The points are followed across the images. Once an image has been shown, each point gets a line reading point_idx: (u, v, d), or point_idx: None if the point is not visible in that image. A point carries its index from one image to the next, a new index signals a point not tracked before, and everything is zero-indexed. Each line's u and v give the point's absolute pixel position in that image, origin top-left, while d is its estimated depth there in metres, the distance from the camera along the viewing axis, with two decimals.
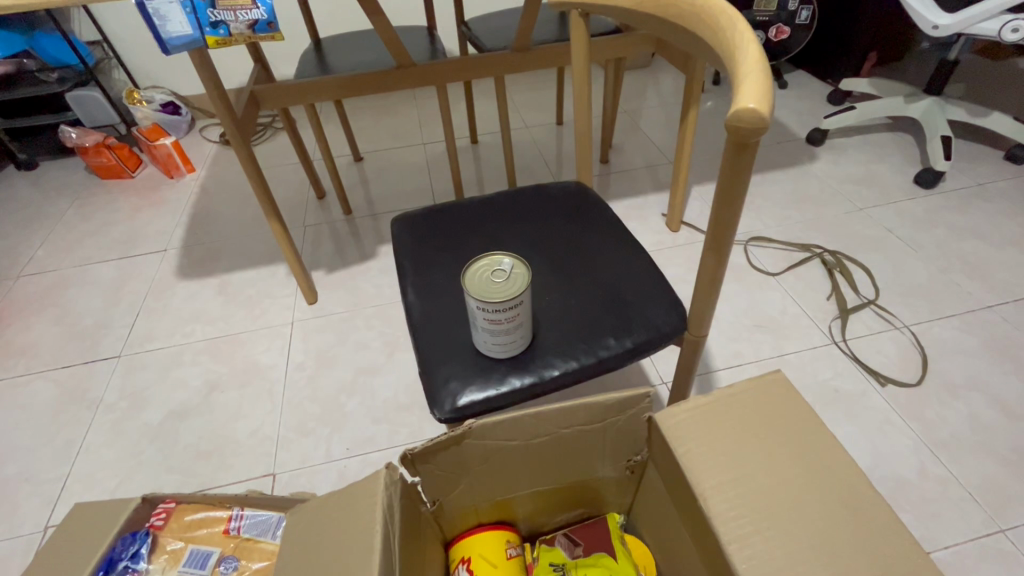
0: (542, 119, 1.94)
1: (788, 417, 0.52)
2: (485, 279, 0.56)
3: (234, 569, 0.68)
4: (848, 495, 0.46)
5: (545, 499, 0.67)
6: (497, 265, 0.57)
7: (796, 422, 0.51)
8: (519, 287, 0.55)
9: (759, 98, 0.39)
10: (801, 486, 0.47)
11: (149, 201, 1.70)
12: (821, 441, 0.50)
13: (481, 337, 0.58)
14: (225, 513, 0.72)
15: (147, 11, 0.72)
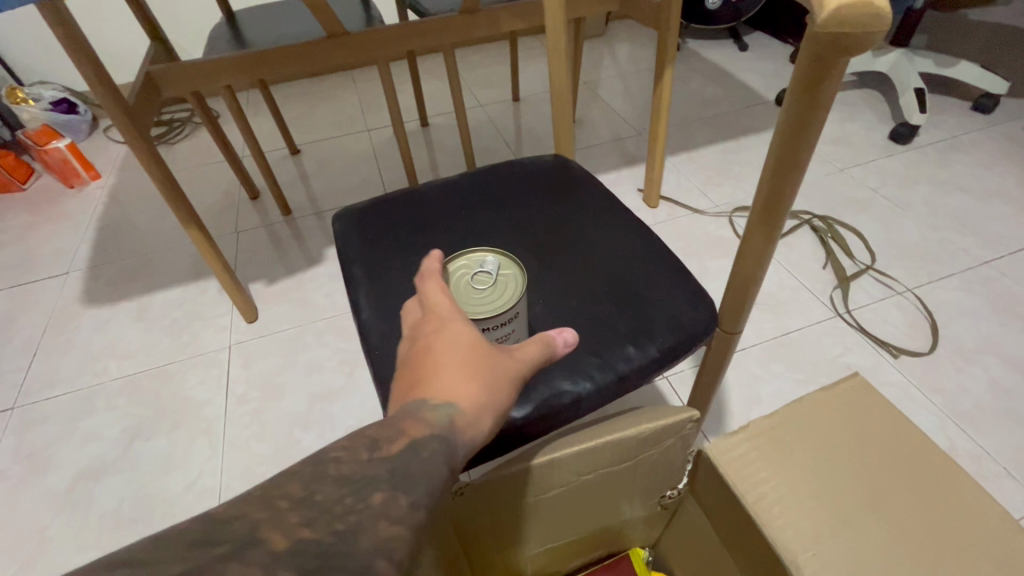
0: (496, 96, 1.79)
1: (850, 420, 0.48)
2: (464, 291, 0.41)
3: None
4: (942, 501, 0.42)
5: (559, 551, 0.54)
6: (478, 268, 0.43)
7: (860, 426, 0.47)
8: (510, 295, 0.41)
9: None
10: (888, 502, 0.43)
11: (45, 216, 1.44)
12: (892, 444, 0.46)
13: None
14: None
15: None
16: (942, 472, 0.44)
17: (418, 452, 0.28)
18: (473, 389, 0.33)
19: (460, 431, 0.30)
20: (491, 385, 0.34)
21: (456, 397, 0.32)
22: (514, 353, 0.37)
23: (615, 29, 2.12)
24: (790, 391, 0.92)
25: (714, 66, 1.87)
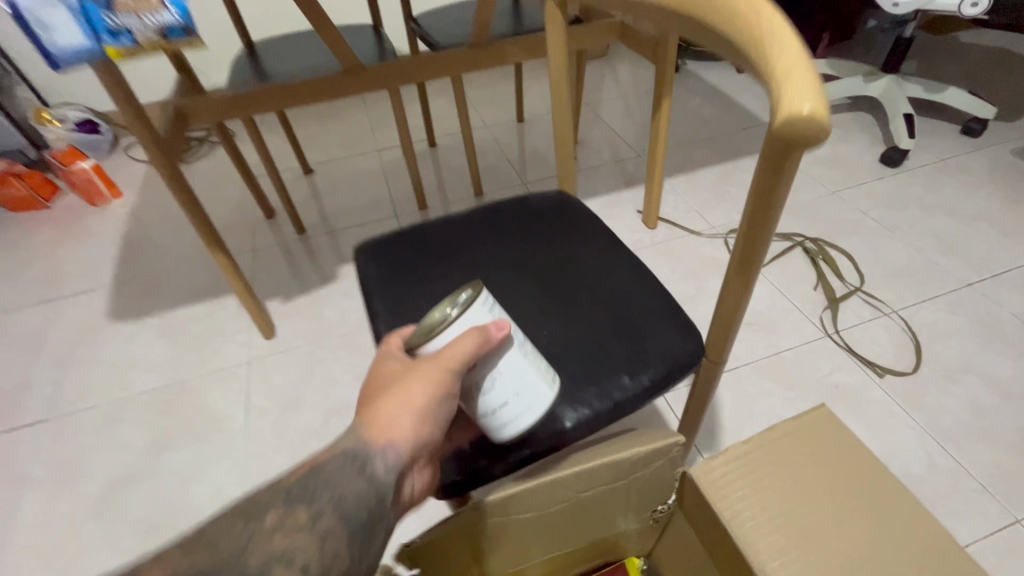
0: (501, 116, 1.85)
1: (822, 446, 0.53)
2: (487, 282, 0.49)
3: None
4: (897, 523, 0.48)
5: (561, 560, 0.59)
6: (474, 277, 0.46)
7: (840, 454, 0.52)
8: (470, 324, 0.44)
9: (814, 99, 0.31)
10: (849, 526, 0.48)
11: (71, 233, 1.51)
12: (858, 470, 0.51)
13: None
14: None
15: (22, 19, 0.55)
16: (907, 508, 0.48)
17: (322, 469, 0.39)
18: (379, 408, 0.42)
19: (370, 450, 0.40)
20: (402, 400, 0.41)
21: (370, 417, 0.42)
22: (444, 361, 0.42)
23: (617, 49, 2.18)
24: (779, 409, 0.97)
25: (712, 87, 1.93)
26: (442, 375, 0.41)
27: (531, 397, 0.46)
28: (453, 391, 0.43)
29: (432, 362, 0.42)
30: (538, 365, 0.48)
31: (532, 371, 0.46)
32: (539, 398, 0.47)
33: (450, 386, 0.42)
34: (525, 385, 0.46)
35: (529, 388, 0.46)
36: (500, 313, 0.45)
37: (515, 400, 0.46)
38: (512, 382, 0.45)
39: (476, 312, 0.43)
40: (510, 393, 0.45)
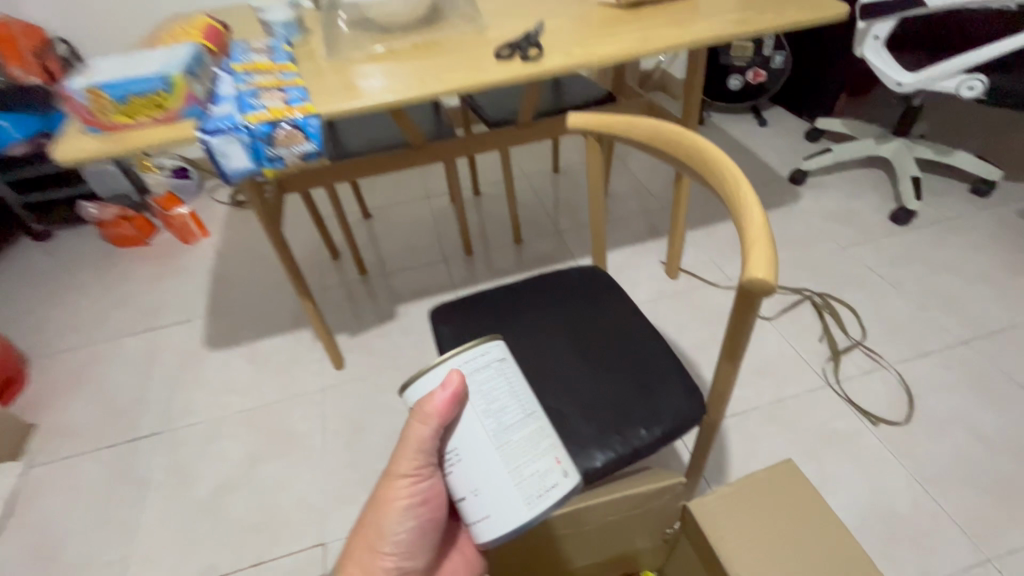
0: (539, 167, 2.05)
1: (796, 493, 0.65)
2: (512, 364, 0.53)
3: None
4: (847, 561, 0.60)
5: (589, 568, 0.75)
6: (487, 347, 0.52)
7: (814, 510, 0.64)
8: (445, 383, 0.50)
9: (767, 269, 0.48)
10: (806, 563, 0.61)
11: (169, 268, 1.76)
12: (823, 516, 0.64)
13: (560, 463, 0.51)
14: None
15: (211, 150, 0.75)
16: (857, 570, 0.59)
17: None
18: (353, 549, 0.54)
19: None
20: (368, 535, 0.53)
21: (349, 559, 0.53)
22: (394, 478, 0.51)
23: None
24: (781, 451, 1.10)
25: (735, 140, 2.09)
26: (399, 490, 0.51)
27: (492, 498, 0.49)
28: (410, 504, 0.52)
29: (389, 478, 0.52)
30: (519, 475, 0.49)
31: (501, 468, 0.49)
32: (504, 506, 0.49)
33: (402, 505, 0.52)
34: (489, 484, 0.49)
35: (490, 486, 0.49)
36: (480, 392, 0.50)
37: (478, 497, 0.49)
38: (476, 472, 0.49)
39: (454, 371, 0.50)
40: (474, 485, 0.50)
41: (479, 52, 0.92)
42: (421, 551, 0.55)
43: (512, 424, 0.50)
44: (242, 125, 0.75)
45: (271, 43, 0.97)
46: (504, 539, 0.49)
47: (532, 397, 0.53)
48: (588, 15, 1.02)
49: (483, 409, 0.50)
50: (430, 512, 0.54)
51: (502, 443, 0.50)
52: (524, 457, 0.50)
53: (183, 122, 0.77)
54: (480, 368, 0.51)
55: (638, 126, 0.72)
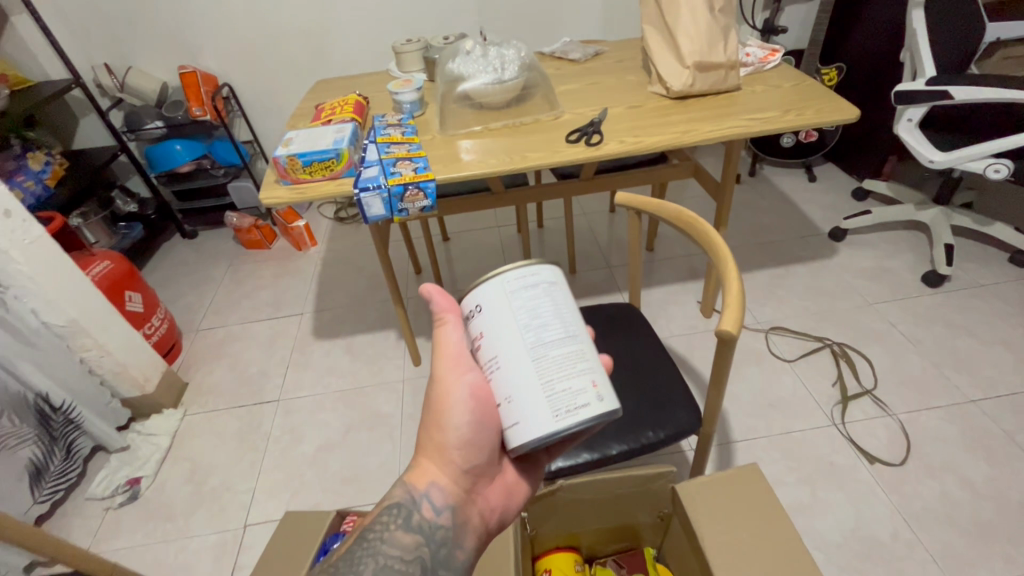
0: (597, 207, 2.32)
1: (758, 489, 0.85)
2: (562, 290, 0.57)
3: None
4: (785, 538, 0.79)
5: (602, 533, 0.99)
6: (536, 270, 0.56)
7: (768, 502, 0.83)
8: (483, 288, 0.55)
9: (733, 324, 0.73)
10: (754, 535, 0.80)
11: (286, 269, 2.17)
12: (775, 508, 0.83)
13: (595, 388, 0.53)
14: None
15: (360, 202, 1.06)
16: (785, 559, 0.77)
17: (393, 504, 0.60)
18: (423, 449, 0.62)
19: (417, 485, 0.60)
20: (431, 433, 0.60)
21: (421, 457, 0.62)
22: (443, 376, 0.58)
23: None
24: (782, 474, 1.29)
25: (782, 194, 2.26)
26: (453, 387, 0.57)
27: (516, 404, 0.52)
28: (462, 401, 0.56)
29: (444, 377, 0.58)
30: (550, 388, 0.52)
31: (532, 377, 0.52)
32: (530, 414, 0.52)
33: (458, 404, 0.56)
34: (520, 391, 0.52)
35: (519, 393, 0.52)
36: (522, 305, 0.54)
37: (511, 403, 0.53)
38: (508, 379, 0.53)
39: (505, 282, 0.55)
40: (508, 394, 0.53)
41: (555, 134, 1.22)
42: (484, 448, 0.59)
43: (552, 340, 0.53)
44: (384, 186, 1.06)
45: (401, 118, 1.31)
46: (528, 447, 0.52)
47: (576, 324, 0.56)
48: (642, 104, 1.29)
49: (525, 322, 0.54)
50: (485, 411, 0.56)
51: (537, 355, 0.53)
52: (557, 373, 0.53)
53: (343, 179, 1.10)
54: (528, 284, 0.55)
55: (663, 207, 0.96)
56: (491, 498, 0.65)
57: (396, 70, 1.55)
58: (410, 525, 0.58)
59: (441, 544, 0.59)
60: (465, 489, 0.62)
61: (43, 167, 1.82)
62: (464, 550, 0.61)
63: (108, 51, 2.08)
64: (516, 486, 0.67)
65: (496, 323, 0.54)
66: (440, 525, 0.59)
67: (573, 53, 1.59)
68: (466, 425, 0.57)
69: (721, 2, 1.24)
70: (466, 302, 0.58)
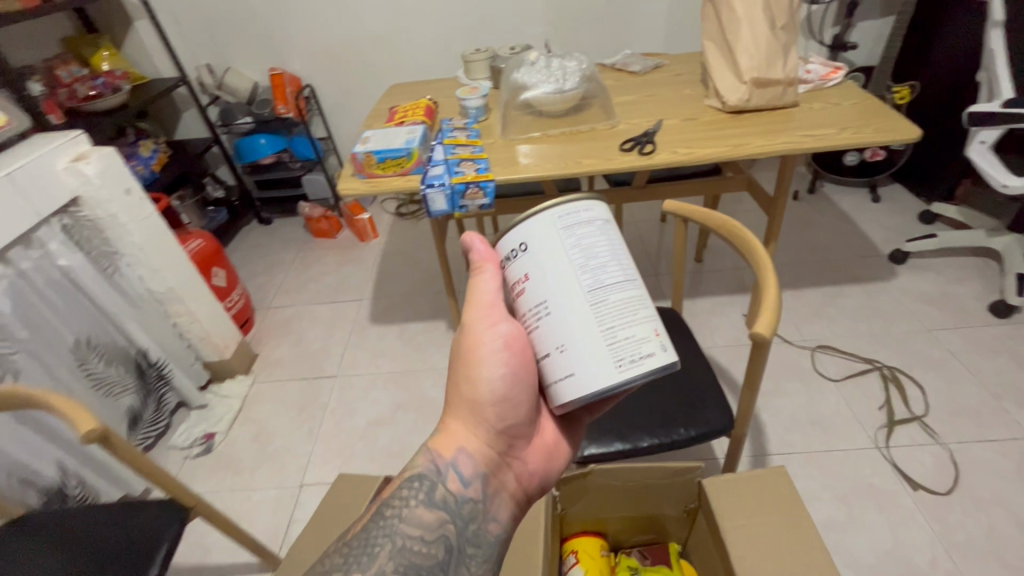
0: (648, 216, 2.35)
1: (783, 491, 0.86)
2: (616, 231, 0.57)
3: None
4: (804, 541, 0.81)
5: (629, 522, 1.04)
6: (590, 207, 0.55)
7: (791, 505, 0.85)
8: (530, 229, 0.53)
9: (766, 327, 0.77)
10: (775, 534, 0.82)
11: (349, 257, 2.34)
12: (798, 512, 0.84)
13: (658, 336, 0.54)
14: None
15: (426, 197, 1.17)
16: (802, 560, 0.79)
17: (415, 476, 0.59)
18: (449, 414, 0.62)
19: (442, 452, 0.59)
20: (459, 393, 0.61)
21: (447, 423, 0.61)
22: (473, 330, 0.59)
23: None
24: (817, 490, 1.29)
25: (842, 212, 2.21)
26: (485, 336, 0.58)
27: (576, 353, 0.52)
28: (496, 350, 0.57)
29: (475, 329, 0.59)
30: (613, 335, 0.52)
31: (593, 324, 0.52)
32: (593, 363, 0.51)
33: (489, 356, 0.58)
34: (578, 338, 0.51)
35: (580, 341, 0.51)
36: (580, 246, 0.53)
37: (565, 351, 0.52)
38: (567, 326, 0.52)
39: (558, 220, 0.53)
40: (562, 342, 0.52)
41: (610, 142, 1.28)
42: (517, 402, 0.60)
43: (610, 284, 0.53)
44: (448, 184, 1.16)
45: (466, 122, 1.41)
46: (590, 397, 0.52)
47: (633, 267, 0.56)
48: (697, 117, 1.34)
49: (581, 263, 0.53)
50: (518, 362, 0.58)
51: (598, 301, 0.52)
52: (619, 320, 0.52)
53: (412, 176, 1.21)
54: (583, 222, 0.54)
55: (710, 216, 1.00)
56: (526, 462, 0.65)
57: (464, 78, 1.66)
58: (434, 499, 0.58)
59: (469, 518, 0.58)
60: (496, 452, 0.61)
61: (151, 155, 2.06)
62: (498, 523, 0.60)
63: (210, 53, 2.32)
64: (552, 449, 0.67)
65: (548, 265, 0.52)
66: (467, 495, 0.58)
67: (633, 65, 1.65)
68: (498, 377, 0.58)
69: (783, 19, 1.25)
70: (506, 241, 0.56)
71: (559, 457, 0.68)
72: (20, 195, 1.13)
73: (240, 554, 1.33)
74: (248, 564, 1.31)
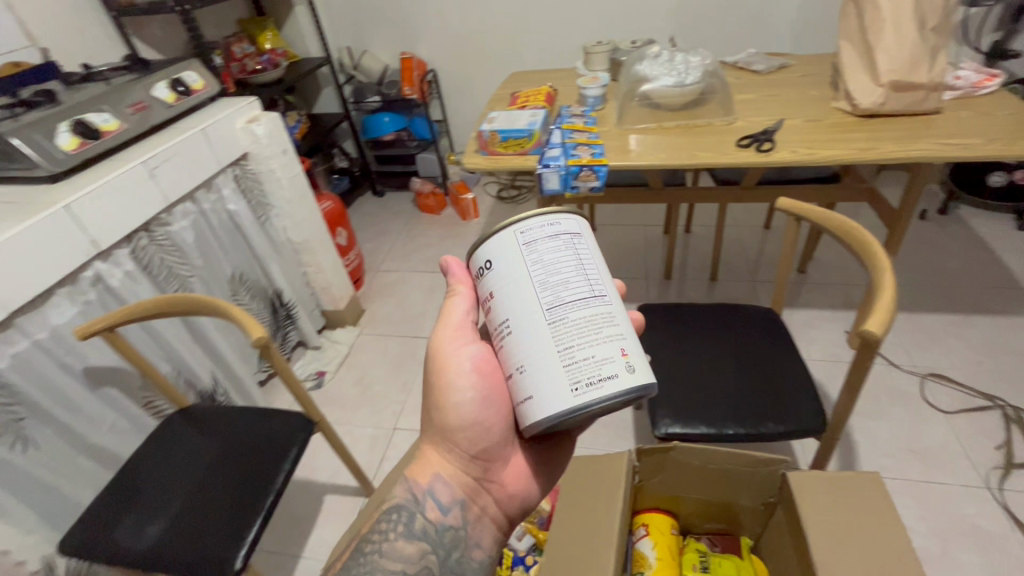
0: (750, 221, 2.28)
1: (868, 492, 0.84)
2: (587, 245, 0.57)
3: (535, 553, 1.13)
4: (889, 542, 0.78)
5: (703, 506, 1.06)
6: (558, 221, 0.56)
7: (878, 506, 0.82)
8: (491, 250, 0.56)
9: (878, 326, 0.76)
10: (858, 533, 0.80)
11: (451, 233, 2.50)
12: (884, 514, 0.81)
13: (624, 356, 0.52)
14: (539, 515, 1.17)
15: (540, 176, 1.25)
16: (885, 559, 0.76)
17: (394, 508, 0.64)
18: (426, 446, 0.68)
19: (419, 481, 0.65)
20: (432, 424, 0.67)
21: (425, 452, 0.68)
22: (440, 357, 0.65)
23: None
24: (909, 519, 1.23)
25: (977, 237, 2.01)
26: (455, 359, 0.64)
27: (532, 376, 0.52)
28: (465, 371, 0.64)
29: (445, 353, 0.65)
30: (571, 355, 0.51)
31: (550, 343, 0.52)
32: (548, 386, 0.51)
33: (456, 381, 0.64)
34: (536, 357, 0.52)
35: (536, 361, 0.52)
36: (541, 261, 0.54)
37: (524, 372, 0.52)
38: (524, 346, 0.53)
39: (518, 236, 0.55)
40: (522, 362, 0.53)
41: (726, 138, 1.29)
42: (488, 428, 0.65)
43: (571, 300, 0.53)
44: (563, 165, 1.24)
45: (584, 110, 1.48)
46: (547, 423, 0.51)
47: (603, 284, 0.55)
48: (822, 118, 1.30)
49: (541, 278, 0.53)
50: (487, 383, 0.64)
51: (556, 318, 0.52)
52: (578, 339, 0.52)
53: (529, 156, 1.30)
54: (546, 237, 0.55)
55: (825, 216, 0.99)
56: (505, 487, 0.69)
57: (582, 68, 1.72)
58: (413, 529, 0.62)
59: (451, 547, 0.62)
60: (472, 480, 0.66)
61: (296, 125, 2.34)
62: (479, 551, 0.64)
63: (351, 37, 2.57)
64: (531, 475, 0.70)
65: (509, 282, 0.54)
66: (447, 522, 0.63)
67: (757, 64, 1.62)
68: (467, 399, 0.64)
69: (935, 20, 1.18)
70: (473, 261, 0.59)
71: (538, 481, 0.71)
72: (209, 147, 1.36)
73: (339, 477, 1.52)
74: (346, 486, 1.49)
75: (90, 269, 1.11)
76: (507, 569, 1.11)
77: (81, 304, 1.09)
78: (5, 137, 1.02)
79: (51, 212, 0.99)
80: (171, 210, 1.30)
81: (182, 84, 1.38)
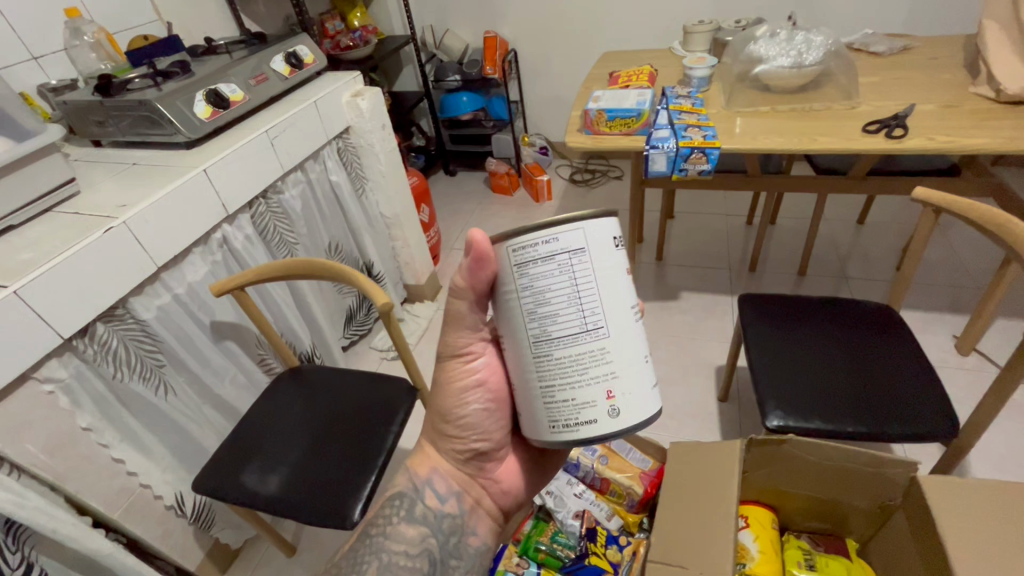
0: (842, 215, 2.17)
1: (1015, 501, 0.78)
2: (589, 262, 0.50)
3: (626, 532, 1.15)
4: None
5: (810, 503, 1.04)
6: (555, 236, 0.49)
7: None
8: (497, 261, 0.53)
9: None
10: (1002, 540, 0.75)
11: (524, 215, 2.50)
12: None
13: (607, 401, 0.51)
14: (630, 499, 1.15)
15: (648, 157, 1.24)
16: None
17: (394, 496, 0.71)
18: (425, 444, 0.74)
19: (418, 474, 0.71)
20: (431, 424, 0.73)
21: (426, 448, 0.73)
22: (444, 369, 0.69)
23: None
24: None
25: None
26: (460, 371, 0.67)
27: (522, 399, 0.56)
28: (472, 383, 0.67)
29: (451, 366, 0.68)
30: (552, 394, 0.52)
31: (535, 378, 0.53)
32: (533, 414, 0.55)
33: (465, 394, 0.67)
34: (524, 385, 0.55)
35: (524, 387, 0.55)
36: (532, 289, 0.51)
37: (516, 393, 0.57)
38: (516, 371, 0.55)
39: (513, 257, 0.51)
40: (516, 384, 0.57)
41: (848, 123, 1.21)
42: (484, 432, 0.69)
43: (558, 336, 0.51)
44: (673, 147, 1.21)
45: (689, 91, 1.43)
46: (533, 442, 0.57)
47: (600, 315, 0.51)
48: (959, 104, 1.21)
49: (530, 309, 0.51)
50: (490, 394, 0.68)
51: (542, 353, 0.52)
52: (561, 379, 0.52)
53: (635, 136, 1.29)
54: (539, 259, 0.50)
55: (973, 209, 0.92)
56: (500, 483, 0.73)
57: (681, 49, 1.67)
58: (415, 515, 0.68)
59: (449, 533, 0.68)
60: (468, 475, 0.71)
61: None
62: (472, 539, 0.69)
63: (435, 15, 2.59)
64: (524, 471, 0.75)
65: (506, 305, 0.54)
66: (444, 510, 0.69)
67: (876, 45, 1.52)
68: (473, 411, 0.68)
69: None
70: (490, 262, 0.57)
71: (530, 479, 0.76)
72: (318, 118, 1.41)
73: None
74: None
75: (219, 232, 1.18)
76: (602, 546, 1.10)
77: (210, 263, 1.17)
78: (152, 104, 1.10)
79: (192, 174, 1.06)
80: (285, 178, 1.37)
81: (295, 57, 1.43)
